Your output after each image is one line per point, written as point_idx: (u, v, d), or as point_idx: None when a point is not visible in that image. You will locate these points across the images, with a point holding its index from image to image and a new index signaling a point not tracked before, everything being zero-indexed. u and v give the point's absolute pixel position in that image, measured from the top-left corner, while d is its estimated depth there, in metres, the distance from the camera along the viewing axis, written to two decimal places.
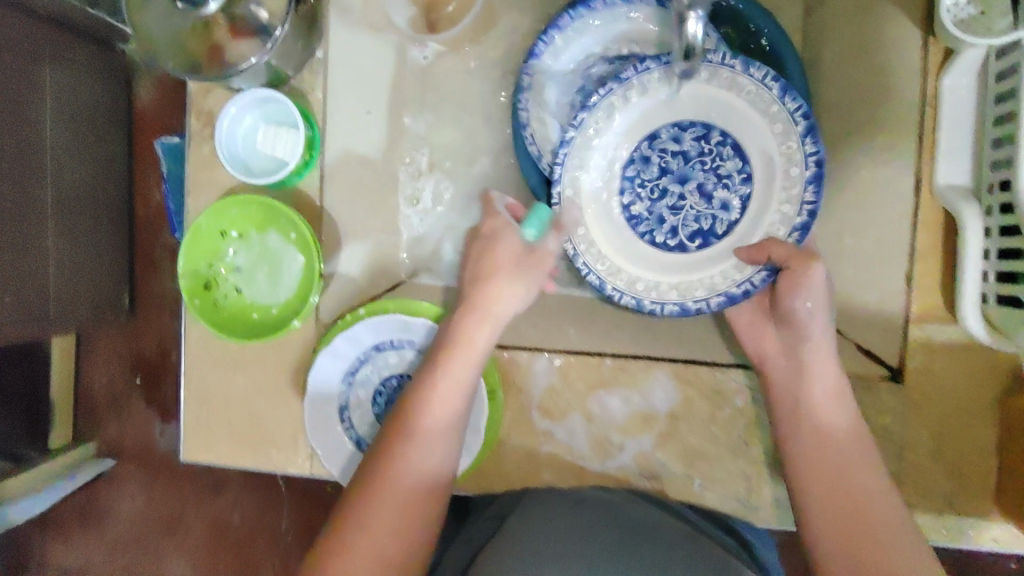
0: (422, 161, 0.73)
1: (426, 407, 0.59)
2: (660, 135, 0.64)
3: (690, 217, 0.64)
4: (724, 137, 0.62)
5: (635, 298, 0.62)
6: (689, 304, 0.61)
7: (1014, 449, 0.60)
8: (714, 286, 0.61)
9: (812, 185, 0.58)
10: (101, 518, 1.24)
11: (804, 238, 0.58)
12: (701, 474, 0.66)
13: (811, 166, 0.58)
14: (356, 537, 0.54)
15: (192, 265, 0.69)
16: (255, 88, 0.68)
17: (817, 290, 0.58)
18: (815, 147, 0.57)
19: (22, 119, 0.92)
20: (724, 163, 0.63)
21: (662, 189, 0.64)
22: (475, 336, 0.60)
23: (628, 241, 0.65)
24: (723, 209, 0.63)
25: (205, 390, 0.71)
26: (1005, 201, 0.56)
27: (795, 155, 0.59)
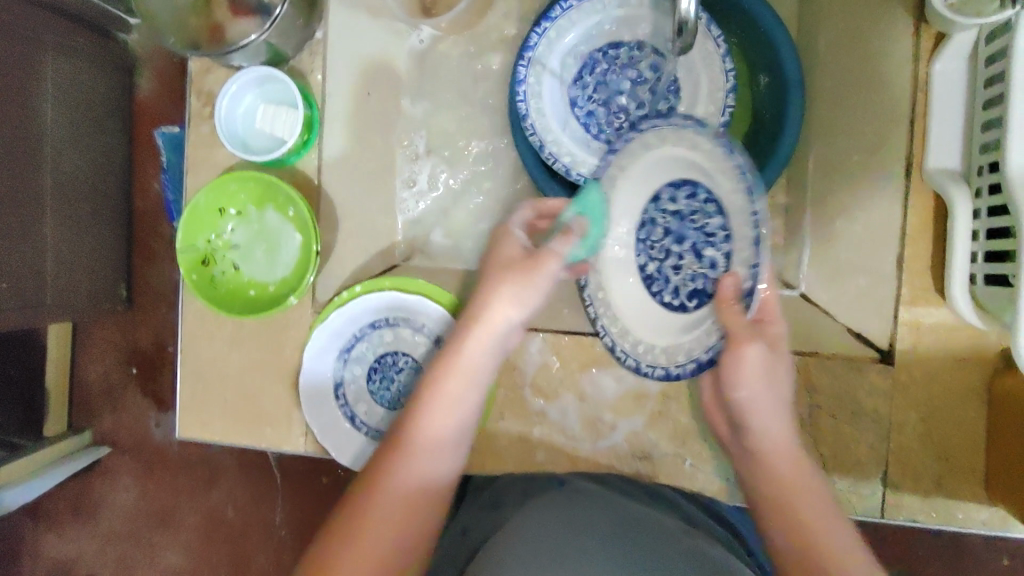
0: (419, 144, 0.74)
1: (427, 417, 0.59)
2: (661, 196, 0.65)
3: (688, 277, 0.65)
4: (710, 196, 0.63)
5: (635, 360, 0.64)
6: (672, 369, 0.62)
7: (1001, 431, 0.61)
8: (691, 351, 0.62)
9: (755, 246, 0.59)
10: (94, 509, 1.25)
11: (753, 301, 0.60)
12: (691, 455, 0.66)
13: (755, 228, 0.59)
14: (359, 531, 0.55)
15: (190, 240, 0.69)
16: (256, 66, 0.68)
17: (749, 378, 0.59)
18: (757, 208, 0.59)
19: (22, 107, 0.93)
20: (711, 222, 0.63)
21: (666, 250, 0.66)
22: (474, 350, 0.61)
23: (641, 302, 0.66)
24: (711, 267, 0.63)
25: (202, 367, 0.71)
26: (993, 182, 0.57)
27: (744, 214, 0.60)
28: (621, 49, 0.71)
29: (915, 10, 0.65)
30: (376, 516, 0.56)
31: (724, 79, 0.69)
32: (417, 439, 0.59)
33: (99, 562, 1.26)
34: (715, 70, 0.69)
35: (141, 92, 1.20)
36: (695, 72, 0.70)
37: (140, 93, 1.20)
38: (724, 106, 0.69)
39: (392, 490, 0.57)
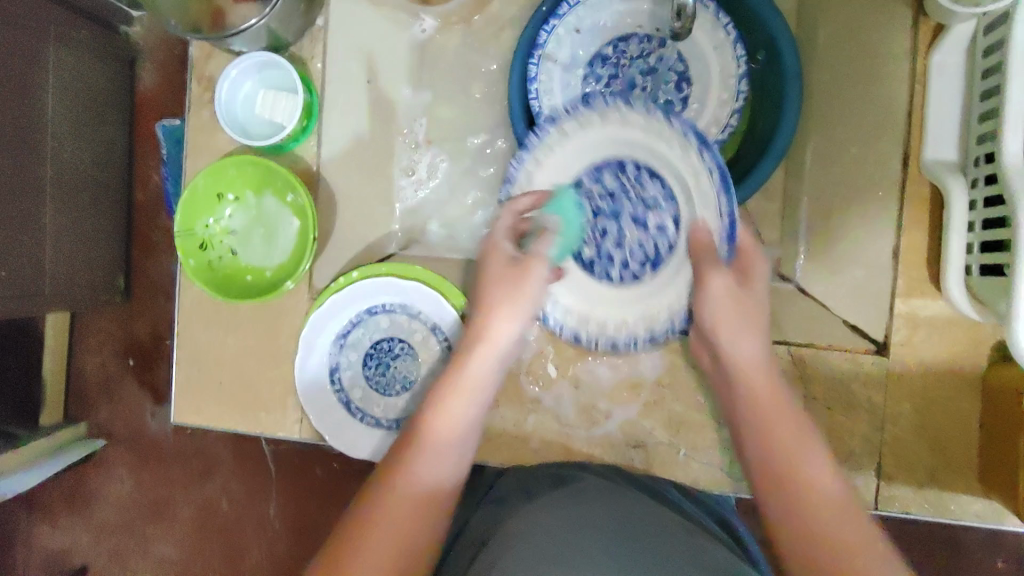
0: (419, 132, 0.74)
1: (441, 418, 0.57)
2: (584, 181, 0.68)
3: (635, 248, 0.67)
4: (639, 167, 0.67)
5: (610, 339, 0.66)
6: (657, 332, 0.65)
7: (996, 423, 0.61)
8: (672, 306, 0.65)
9: (722, 193, 0.59)
10: (88, 502, 1.25)
11: (734, 242, 0.59)
12: (685, 444, 0.67)
13: (715, 175, 0.60)
14: (364, 538, 0.50)
15: (188, 224, 0.69)
16: (255, 51, 0.68)
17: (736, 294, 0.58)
18: (711, 156, 0.60)
19: (25, 97, 0.92)
20: (645, 190, 0.67)
21: (603, 230, 0.68)
22: (479, 361, 0.59)
23: (589, 285, 0.68)
24: (659, 231, 0.66)
25: (198, 351, 0.71)
26: (990, 172, 0.57)
27: (698, 168, 0.62)
28: (631, 42, 0.72)
29: (914, 4, 0.66)
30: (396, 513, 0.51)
31: (735, 65, 0.70)
32: (432, 437, 0.56)
33: (92, 555, 1.25)
34: (727, 57, 0.70)
35: (143, 82, 1.21)
36: (707, 57, 0.71)
37: (141, 83, 1.20)
38: (737, 91, 0.70)
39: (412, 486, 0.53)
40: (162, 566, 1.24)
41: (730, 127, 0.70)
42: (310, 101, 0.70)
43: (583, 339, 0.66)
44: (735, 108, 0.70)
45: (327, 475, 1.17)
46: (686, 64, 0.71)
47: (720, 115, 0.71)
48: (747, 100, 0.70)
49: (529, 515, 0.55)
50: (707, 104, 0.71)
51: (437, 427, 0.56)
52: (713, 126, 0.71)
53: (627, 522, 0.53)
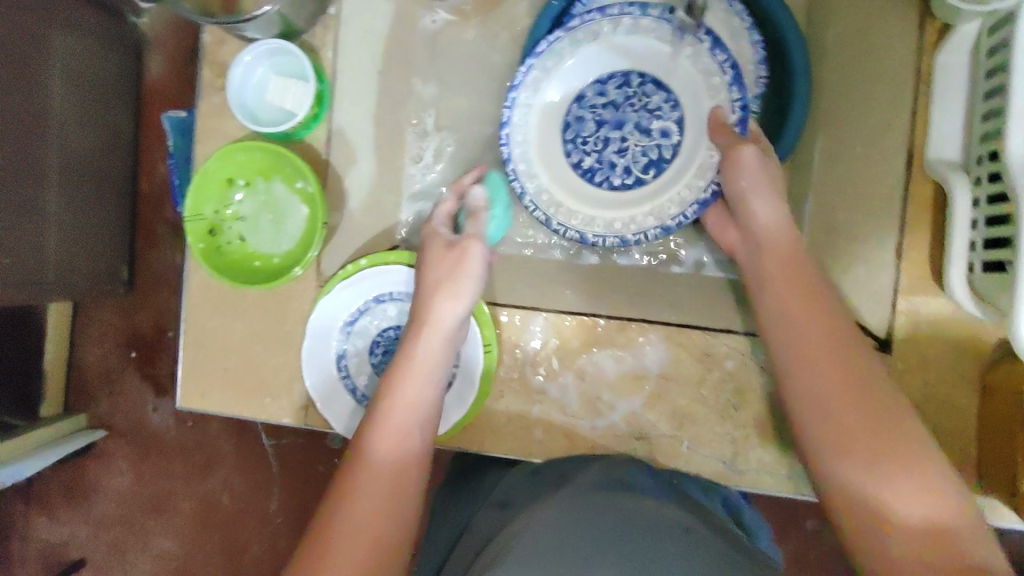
0: (428, 122, 0.74)
1: (398, 409, 0.58)
2: (587, 94, 0.70)
3: (639, 154, 0.69)
4: (644, 78, 0.68)
5: (617, 236, 0.67)
6: (668, 222, 0.65)
7: (995, 420, 0.61)
8: (684, 199, 0.65)
9: (735, 84, 0.63)
10: (87, 494, 1.24)
11: (746, 124, 0.63)
12: (689, 436, 0.67)
13: (728, 69, 0.63)
14: (338, 538, 0.51)
15: (197, 208, 0.70)
16: (268, 38, 0.69)
17: (753, 172, 0.60)
18: (725, 54, 0.63)
19: (32, 83, 0.92)
20: (650, 99, 0.68)
21: (605, 139, 0.70)
22: (423, 349, 0.60)
23: (589, 192, 0.70)
24: (663, 136, 0.68)
25: (206, 335, 0.72)
26: (993, 170, 0.57)
27: (710, 68, 0.64)
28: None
29: (920, 6, 0.67)
30: (365, 507, 0.53)
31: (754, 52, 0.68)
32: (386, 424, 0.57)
33: (89, 548, 1.25)
34: (744, 45, 0.69)
35: (150, 74, 1.21)
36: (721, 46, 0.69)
37: (149, 75, 1.21)
38: (759, 79, 0.68)
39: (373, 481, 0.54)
40: (160, 559, 1.24)
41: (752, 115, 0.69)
42: (320, 89, 0.71)
43: (590, 239, 0.67)
44: (758, 94, 0.68)
45: (328, 470, 1.17)
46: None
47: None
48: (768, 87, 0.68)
49: (536, 513, 0.55)
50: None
51: (391, 421, 0.57)
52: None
53: (627, 516, 0.53)
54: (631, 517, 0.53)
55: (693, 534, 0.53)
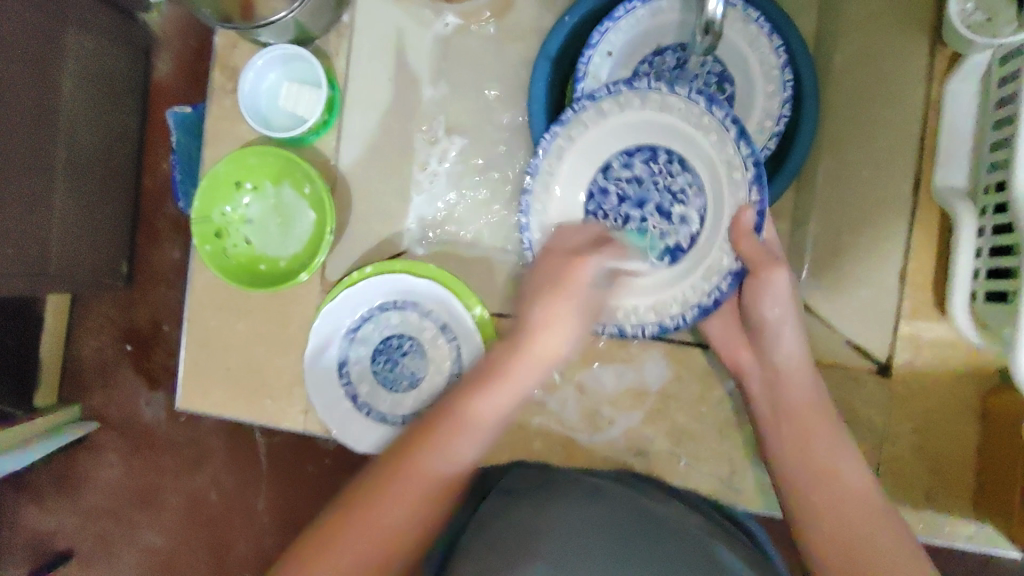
0: (438, 128, 0.74)
1: (467, 437, 0.56)
2: (612, 165, 0.66)
3: (657, 237, 0.66)
4: (671, 156, 0.65)
5: (617, 326, 0.64)
6: (666, 322, 0.63)
7: (990, 450, 0.62)
8: (686, 300, 0.63)
9: (755, 185, 0.59)
10: (77, 486, 1.24)
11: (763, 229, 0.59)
12: (686, 454, 0.67)
13: (750, 167, 0.59)
14: (350, 526, 0.52)
15: (206, 209, 0.70)
16: (286, 44, 0.69)
17: (782, 297, 0.61)
18: (750, 148, 0.59)
19: (44, 78, 0.92)
20: (674, 180, 0.65)
21: (624, 216, 0.67)
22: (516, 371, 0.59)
23: None
24: (683, 223, 0.65)
25: (206, 335, 0.72)
26: (1000, 201, 0.58)
27: (734, 160, 0.60)
28: (665, 55, 0.74)
29: (930, 35, 0.67)
30: (397, 500, 0.53)
31: (774, 55, 0.70)
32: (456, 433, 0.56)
33: (78, 540, 1.24)
34: (764, 51, 0.70)
35: (158, 71, 1.21)
36: (745, 57, 0.71)
37: (158, 70, 1.21)
38: (783, 80, 0.70)
39: (417, 487, 0.54)
40: (149, 554, 1.23)
41: (785, 117, 0.70)
42: (332, 96, 0.71)
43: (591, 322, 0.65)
44: (784, 98, 0.69)
45: (320, 473, 1.17)
46: (724, 65, 0.73)
47: (772, 108, 0.71)
48: (796, 88, 0.69)
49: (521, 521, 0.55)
50: (755, 104, 0.71)
51: (454, 445, 0.56)
52: (767, 118, 0.71)
53: (641, 517, 0.56)
54: (645, 519, 0.56)
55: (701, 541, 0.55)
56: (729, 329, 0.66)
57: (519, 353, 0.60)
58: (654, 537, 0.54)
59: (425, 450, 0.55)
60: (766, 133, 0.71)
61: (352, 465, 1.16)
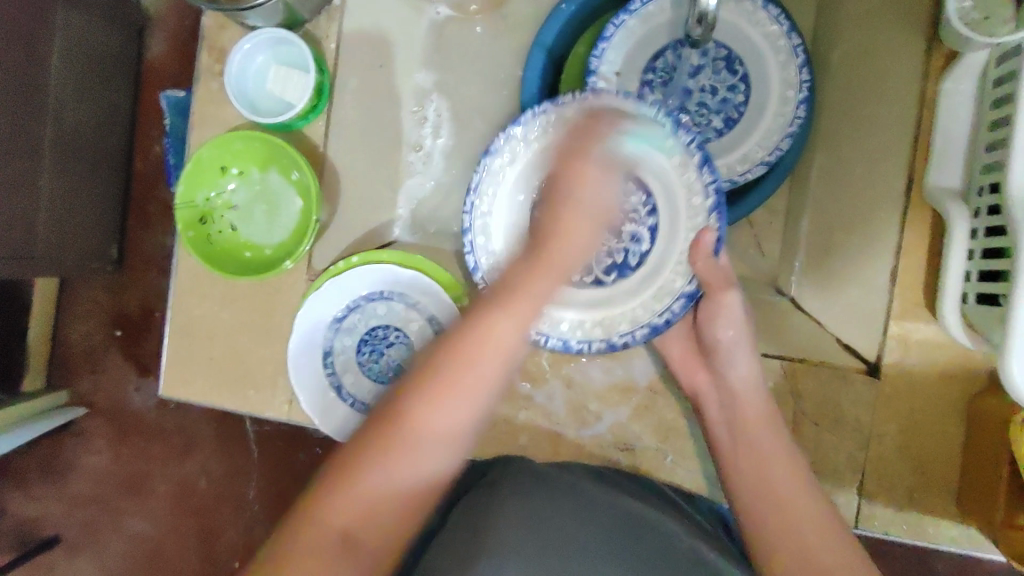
0: (429, 110, 0.73)
1: (463, 399, 0.50)
2: None
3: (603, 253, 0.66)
4: None
5: (562, 339, 0.64)
6: (615, 339, 0.63)
7: (976, 450, 0.62)
8: (636, 318, 0.63)
9: (715, 213, 0.61)
10: (63, 472, 1.23)
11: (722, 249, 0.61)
12: (672, 450, 0.67)
13: (712, 195, 0.61)
14: (358, 496, 0.48)
15: (190, 195, 0.70)
16: (268, 28, 0.68)
17: (735, 319, 0.63)
18: (713, 176, 0.60)
19: (31, 57, 0.90)
20: (628, 198, 0.65)
21: None
22: (538, 283, 0.55)
23: None
24: (633, 240, 0.65)
25: (191, 322, 0.71)
26: (992, 203, 0.57)
27: (695, 186, 0.62)
28: (666, 55, 0.73)
29: (928, 32, 0.67)
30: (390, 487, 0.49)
31: (776, 25, 0.70)
32: (425, 439, 0.49)
33: (63, 526, 1.23)
34: (767, 30, 0.70)
35: (149, 53, 1.20)
36: (747, 42, 0.71)
37: (149, 53, 1.20)
38: (793, 47, 0.69)
39: (396, 488, 0.49)
40: (135, 541, 1.23)
41: (806, 83, 0.68)
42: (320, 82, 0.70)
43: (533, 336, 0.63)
44: (800, 63, 0.69)
45: (308, 461, 1.16)
46: (727, 48, 0.72)
47: (790, 77, 0.69)
48: (807, 52, 0.69)
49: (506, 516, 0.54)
50: (772, 79, 0.70)
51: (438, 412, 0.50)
52: (788, 88, 0.69)
53: (614, 511, 0.56)
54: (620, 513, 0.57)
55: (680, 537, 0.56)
56: (688, 356, 0.67)
57: (516, 288, 0.54)
58: (630, 531, 0.55)
59: (400, 449, 0.49)
60: (790, 103, 0.69)
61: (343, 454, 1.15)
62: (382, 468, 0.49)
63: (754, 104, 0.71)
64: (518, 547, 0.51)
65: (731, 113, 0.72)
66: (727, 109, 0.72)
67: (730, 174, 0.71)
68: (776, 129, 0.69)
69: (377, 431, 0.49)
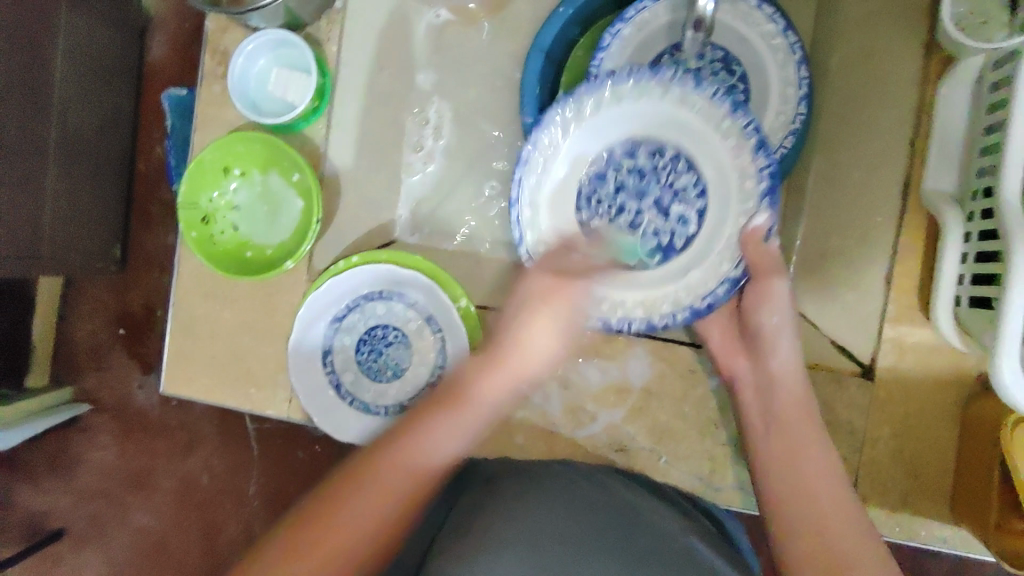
0: (431, 111, 0.74)
1: (446, 429, 0.55)
2: (615, 152, 0.66)
3: (650, 233, 0.66)
4: (678, 154, 0.64)
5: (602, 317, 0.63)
6: (655, 321, 0.62)
7: (968, 453, 0.62)
8: (678, 301, 0.62)
9: (766, 199, 0.59)
10: (67, 468, 1.24)
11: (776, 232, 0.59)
12: (667, 452, 0.67)
13: (765, 179, 0.59)
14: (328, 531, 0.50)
15: (192, 196, 0.70)
16: (273, 29, 0.69)
17: (781, 306, 0.61)
18: (767, 160, 0.59)
19: (36, 57, 0.91)
20: (679, 178, 0.65)
21: (620, 207, 0.66)
22: (483, 391, 0.59)
23: None
24: (680, 222, 0.65)
25: (193, 321, 0.72)
26: (986, 208, 0.57)
27: (748, 169, 0.60)
28: (664, 60, 0.74)
29: (923, 37, 0.67)
30: (359, 513, 0.51)
31: (771, 24, 0.70)
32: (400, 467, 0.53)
33: (68, 521, 1.24)
34: (763, 29, 0.70)
35: (153, 53, 1.21)
36: (744, 42, 0.72)
37: (153, 53, 1.21)
38: (790, 45, 0.69)
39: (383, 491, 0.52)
40: (138, 537, 1.24)
41: (805, 80, 0.69)
42: (322, 83, 0.71)
43: None
44: (798, 61, 0.69)
45: (308, 459, 1.17)
46: (724, 50, 0.73)
47: (789, 75, 0.70)
48: (804, 48, 0.69)
49: (500, 516, 0.55)
50: (771, 78, 0.71)
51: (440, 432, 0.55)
52: (788, 86, 0.70)
53: (609, 509, 0.57)
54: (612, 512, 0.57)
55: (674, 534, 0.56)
56: (728, 343, 0.65)
57: (476, 398, 0.58)
58: (623, 529, 0.55)
59: (373, 471, 0.52)
60: (791, 101, 0.69)
61: (343, 451, 1.16)
62: (352, 500, 0.51)
63: (755, 103, 0.72)
64: (510, 545, 0.51)
65: None
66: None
67: None
68: (778, 127, 0.70)
69: (358, 469, 0.53)
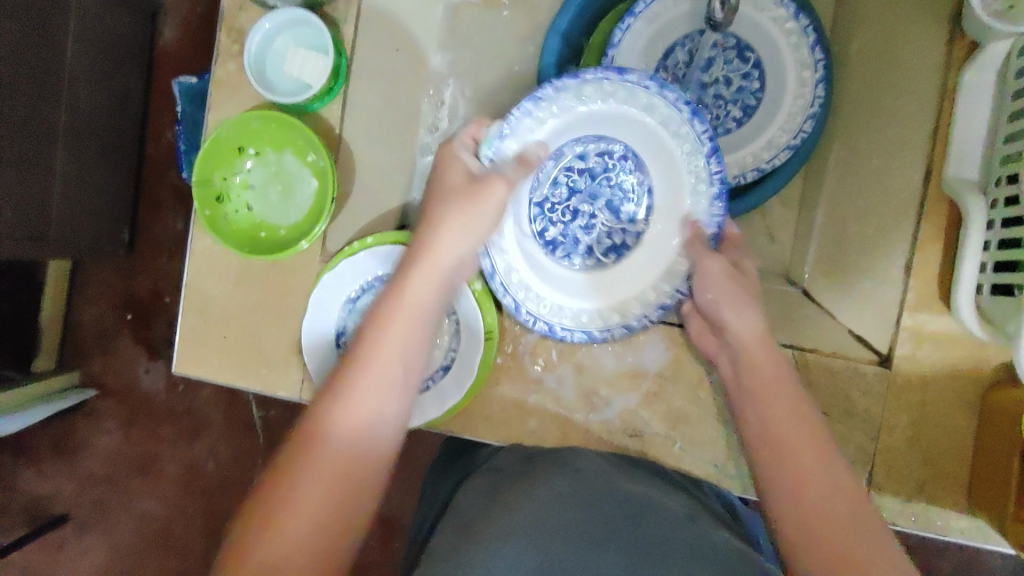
0: (445, 92, 0.74)
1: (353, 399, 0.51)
2: (566, 154, 0.67)
3: (605, 235, 0.67)
4: (625, 153, 0.66)
5: (584, 332, 0.64)
6: (631, 323, 0.63)
7: (987, 442, 0.61)
8: (647, 300, 0.63)
9: (717, 200, 0.60)
10: (74, 452, 1.24)
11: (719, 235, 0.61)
12: (682, 437, 0.67)
13: (716, 183, 0.60)
14: (285, 514, 0.47)
15: (206, 174, 0.70)
16: (289, 8, 0.68)
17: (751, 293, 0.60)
18: (719, 167, 0.60)
19: (47, 37, 0.91)
20: (627, 177, 0.66)
21: (573, 209, 0.68)
22: (419, 278, 0.57)
23: (552, 267, 0.67)
24: (631, 221, 0.66)
25: (205, 301, 0.72)
26: (1011, 193, 0.57)
27: (702, 173, 0.61)
28: (676, 52, 0.74)
29: (950, 21, 0.66)
30: (316, 492, 0.48)
31: (782, 8, 0.69)
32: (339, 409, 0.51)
33: (73, 505, 1.24)
34: (777, 14, 0.69)
35: (164, 37, 1.20)
36: (756, 29, 0.71)
37: (163, 37, 1.20)
38: (803, 28, 0.68)
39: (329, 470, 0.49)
40: (143, 522, 1.24)
41: (821, 61, 0.68)
42: (339, 63, 0.69)
43: (557, 332, 0.64)
44: (812, 44, 0.68)
45: None
46: (737, 37, 0.72)
47: (803, 58, 0.69)
48: (817, 30, 0.68)
49: (515, 502, 0.54)
50: (787, 63, 0.70)
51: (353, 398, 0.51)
52: (804, 69, 0.69)
53: (618, 498, 0.56)
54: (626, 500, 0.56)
55: (683, 521, 0.55)
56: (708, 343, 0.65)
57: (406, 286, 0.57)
58: (639, 518, 0.54)
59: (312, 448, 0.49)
60: (808, 84, 0.69)
61: None
62: (317, 452, 0.49)
63: (771, 90, 0.71)
64: (523, 529, 0.51)
65: (748, 100, 0.72)
66: (744, 97, 0.73)
67: (757, 162, 0.71)
68: (797, 112, 0.69)
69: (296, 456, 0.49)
